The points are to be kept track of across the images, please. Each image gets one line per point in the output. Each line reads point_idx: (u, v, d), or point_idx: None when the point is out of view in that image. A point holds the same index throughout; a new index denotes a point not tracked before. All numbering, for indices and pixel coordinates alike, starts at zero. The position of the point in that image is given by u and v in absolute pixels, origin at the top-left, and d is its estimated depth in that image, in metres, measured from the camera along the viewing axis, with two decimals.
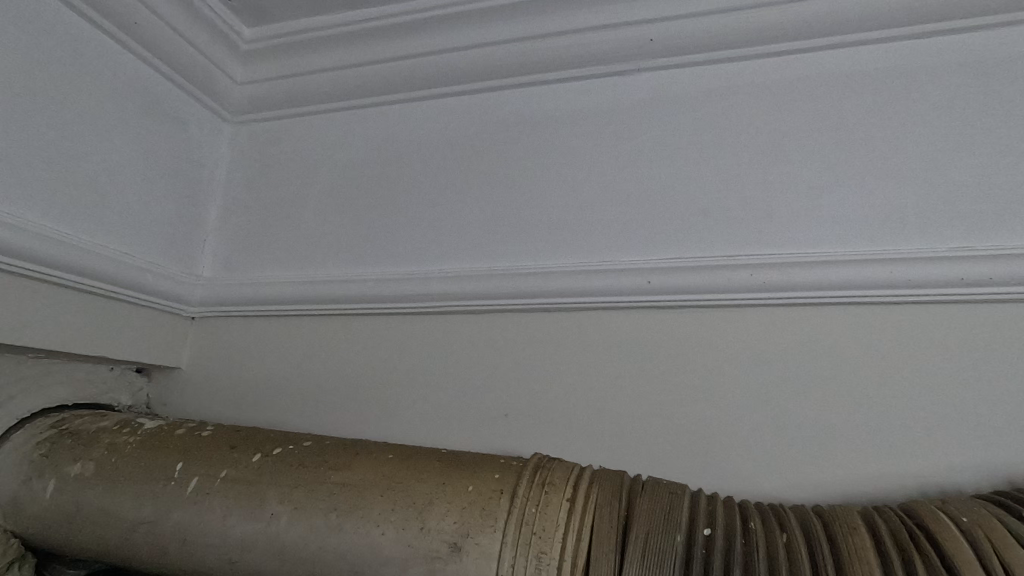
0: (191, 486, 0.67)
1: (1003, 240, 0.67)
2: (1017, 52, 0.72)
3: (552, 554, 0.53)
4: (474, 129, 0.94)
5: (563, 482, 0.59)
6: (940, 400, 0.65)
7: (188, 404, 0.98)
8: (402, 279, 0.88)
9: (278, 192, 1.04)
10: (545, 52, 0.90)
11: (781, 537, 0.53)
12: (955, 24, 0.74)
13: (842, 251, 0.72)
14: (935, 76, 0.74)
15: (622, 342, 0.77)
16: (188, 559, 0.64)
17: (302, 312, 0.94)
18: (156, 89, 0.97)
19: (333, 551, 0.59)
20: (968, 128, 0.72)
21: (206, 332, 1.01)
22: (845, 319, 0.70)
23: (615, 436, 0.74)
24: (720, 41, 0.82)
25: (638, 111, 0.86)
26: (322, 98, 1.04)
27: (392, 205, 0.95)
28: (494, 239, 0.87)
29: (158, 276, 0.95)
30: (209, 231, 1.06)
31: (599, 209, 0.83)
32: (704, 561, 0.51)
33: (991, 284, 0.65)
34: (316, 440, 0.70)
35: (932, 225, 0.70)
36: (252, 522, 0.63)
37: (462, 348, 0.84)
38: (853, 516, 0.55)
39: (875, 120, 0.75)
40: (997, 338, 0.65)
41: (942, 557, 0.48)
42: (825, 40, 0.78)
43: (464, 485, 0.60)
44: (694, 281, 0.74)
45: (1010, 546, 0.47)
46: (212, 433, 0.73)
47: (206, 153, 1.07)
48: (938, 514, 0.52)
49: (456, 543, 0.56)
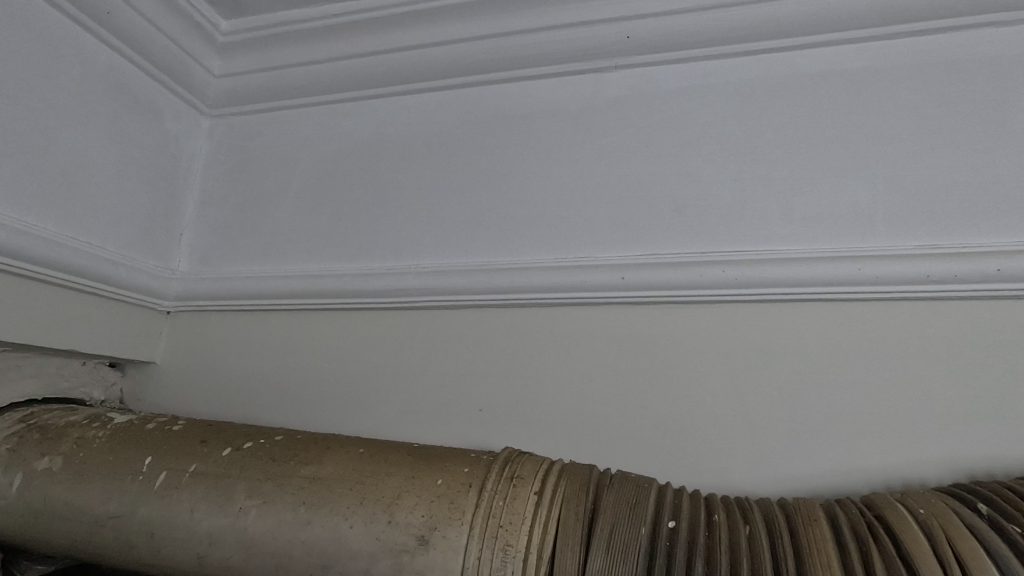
0: (159, 480, 0.66)
1: (968, 238, 0.68)
2: (983, 53, 0.73)
3: (518, 547, 0.54)
4: (452, 124, 0.94)
5: (531, 475, 0.59)
6: (905, 395, 0.66)
7: (162, 398, 0.97)
8: (379, 274, 0.88)
9: (256, 187, 1.03)
10: (522, 48, 0.90)
11: (744, 529, 0.54)
12: (923, 26, 0.75)
13: (813, 248, 0.72)
14: (904, 77, 0.75)
15: (596, 337, 0.77)
16: (156, 554, 0.64)
17: (279, 307, 0.93)
18: (130, 81, 0.96)
19: (301, 545, 0.59)
20: (935, 127, 0.73)
21: (182, 327, 1.00)
22: (814, 315, 0.71)
23: (588, 430, 0.75)
24: (695, 40, 0.83)
25: (615, 109, 0.86)
26: (300, 92, 1.04)
27: (370, 200, 0.94)
28: (471, 234, 0.87)
29: (132, 270, 0.94)
30: (185, 225, 1.05)
31: (575, 205, 0.83)
32: (668, 553, 0.51)
33: (955, 281, 0.66)
34: (288, 435, 0.70)
35: (899, 223, 0.71)
36: (220, 516, 0.62)
37: (438, 343, 0.84)
38: (816, 508, 0.55)
39: (846, 119, 0.76)
40: (960, 334, 0.66)
41: (898, 548, 0.49)
42: (798, 41, 0.79)
43: (433, 479, 0.60)
44: (666, 277, 0.75)
45: (964, 537, 0.48)
46: (183, 428, 0.73)
47: (183, 147, 1.06)
48: (896, 505, 0.53)
49: (423, 537, 0.56)
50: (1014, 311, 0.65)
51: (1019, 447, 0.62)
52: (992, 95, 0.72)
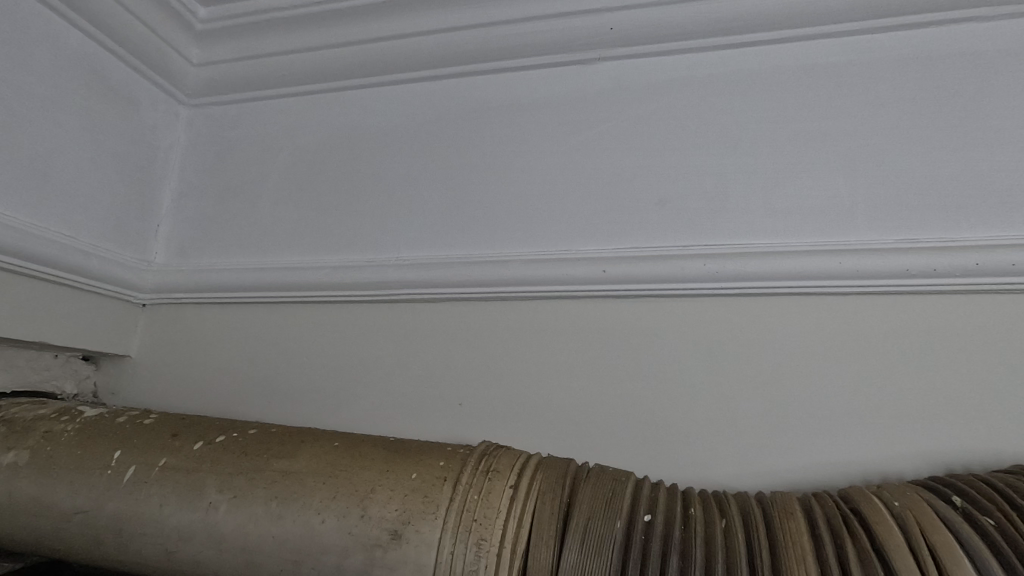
0: (128, 474, 0.64)
1: (948, 232, 0.68)
2: (964, 48, 0.73)
3: (491, 541, 0.53)
4: (434, 115, 0.92)
5: (507, 468, 0.58)
6: (884, 390, 0.66)
7: (137, 391, 0.96)
8: (359, 266, 0.87)
9: (235, 178, 1.02)
10: (505, 39, 0.89)
11: (720, 522, 0.53)
12: (905, 20, 0.75)
13: (795, 241, 0.72)
14: (886, 72, 0.75)
15: (577, 331, 0.77)
16: (124, 550, 0.62)
17: (256, 299, 0.92)
18: (105, 68, 0.93)
19: (272, 540, 0.58)
20: (917, 122, 0.73)
21: (158, 319, 0.98)
22: (795, 310, 0.70)
23: (568, 424, 0.74)
24: (679, 32, 0.82)
25: (599, 101, 0.85)
26: (280, 81, 1.02)
27: (351, 192, 0.93)
28: (453, 227, 0.86)
29: (107, 261, 0.91)
30: (162, 215, 1.03)
31: (557, 198, 0.83)
32: (643, 547, 0.50)
33: (934, 275, 0.66)
34: (262, 429, 0.68)
35: (880, 217, 0.71)
36: (190, 511, 0.61)
37: (418, 336, 0.83)
38: (792, 502, 0.55)
39: (829, 113, 0.76)
40: (938, 329, 0.66)
41: (873, 541, 0.49)
42: (782, 34, 0.79)
43: (408, 472, 0.59)
44: (648, 271, 0.74)
45: (938, 528, 0.48)
46: (154, 422, 0.71)
47: (160, 136, 1.04)
48: (872, 499, 0.53)
49: (396, 531, 0.55)
50: (992, 305, 0.65)
51: (995, 442, 0.62)
52: (972, 91, 0.72)
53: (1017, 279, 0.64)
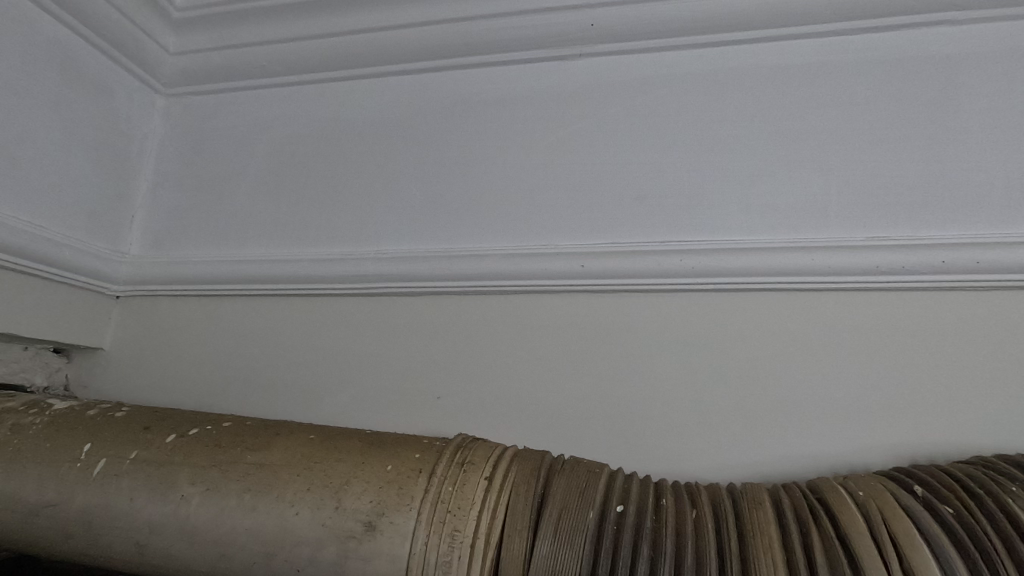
0: (98, 467, 0.63)
1: (917, 230, 0.70)
2: (934, 51, 0.75)
3: (465, 532, 0.53)
4: (415, 109, 0.92)
5: (482, 460, 0.58)
6: (853, 384, 0.68)
7: (109, 385, 0.94)
8: (337, 259, 0.86)
9: (213, 169, 1.00)
10: (486, 33, 0.89)
11: (690, 512, 0.54)
12: (878, 22, 0.76)
13: (770, 238, 0.73)
14: (858, 73, 0.77)
15: (555, 325, 0.77)
16: (94, 543, 0.61)
17: (233, 292, 0.91)
18: (79, 55, 0.92)
19: (244, 532, 0.57)
20: (889, 122, 0.74)
21: (132, 311, 0.96)
22: (770, 305, 0.71)
23: (545, 418, 0.74)
24: (658, 30, 0.83)
25: (579, 96, 0.85)
26: (259, 72, 1.01)
27: (331, 184, 0.92)
28: (433, 220, 0.86)
29: (79, 251, 0.90)
30: (138, 206, 1.02)
31: (538, 192, 0.83)
32: (614, 537, 0.51)
33: (902, 272, 0.68)
34: (236, 422, 0.68)
35: (852, 215, 0.72)
36: (161, 504, 0.60)
37: (398, 330, 0.83)
38: (761, 492, 0.56)
39: (805, 111, 0.77)
40: (905, 324, 0.68)
41: (837, 529, 0.50)
42: (758, 33, 0.80)
43: (383, 464, 0.59)
44: (625, 266, 0.75)
45: (898, 516, 0.49)
46: (125, 414, 0.70)
47: (135, 125, 1.02)
48: (837, 488, 0.54)
49: (370, 522, 0.55)
50: (956, 301, 0.67)
51: (958, 434, 0.64)
52: (942, 93, 0.74)
53: (980, 277, 0.66)
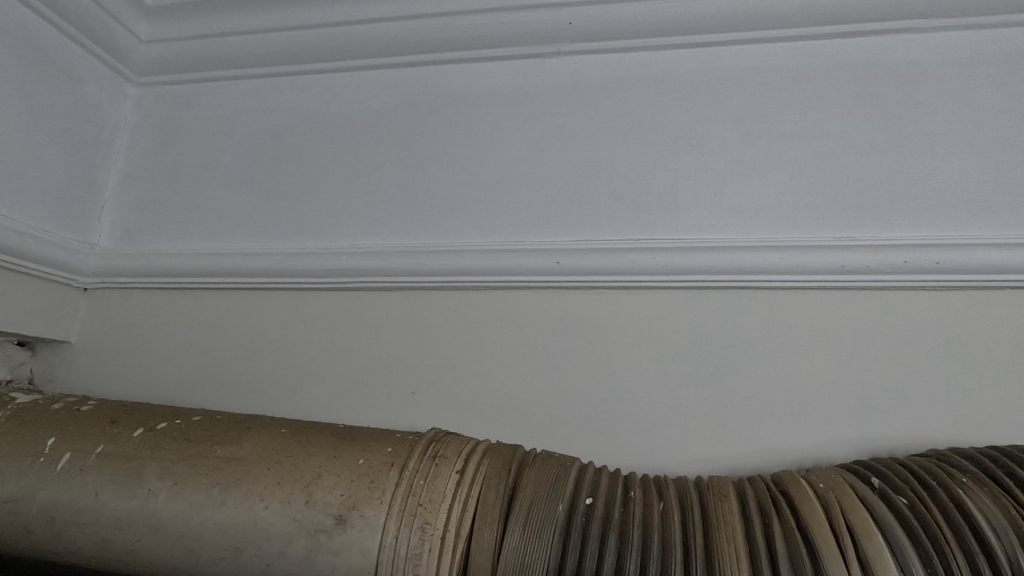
0: (62, 462, 0.62)
1: (881, 231, 0.72)
2: (900, 57, 0.77)
3: (436, 525, 0.53)
4: (393, 103, 0.92)
5: (454, 454, 0.59)
6: (818, 381, 0.69)
7: (76, 379, 0.92)
8: (313, 253, 0.86)
9: (186, 160, 0.99)
10: (465, 29, 0.89)
11: (657, 505, 0.55)
12: (846, 29, 0.79)
13: (740, 237, 0.75)
14: (827, 77, 0.79)
15: (530, 321, 0.78)
16: (57, 539, 0.60)
17: (205, 285, 0.90)
18: (46, 41, 0.90)
19: (213, 527, 0.57)
20: (856, 126, 0.76)
21: (100, 304, 0.94)
22: (740, 303, 0.73)
23: (519, 413, 0.75)
24: (634, 30, 0.84)
25: (557, 94, 0.86)
26: (234, 63, 1.00)
27: (307, 178, 0.91)
28: (410, 215, 0.85)
29: (45, 242, 0.87)
30: (107, 197, 1.00)
31: (515, 189, 0.83)
32: (583, 529, 0.52)
33: (867, 272, 0.70)
34: (206, 416, 0.67)
35: (820, 215, 0.74)
36: (127, 499, 0.59)
37: (374, 325, 0.82)
38: (727, 485, 0.57)
39: (775, 113, 0.79)
40: (869, 323, 0.70)
41: (797, 521, 0.51)
42: (732, 35, 0.81)
43: (354, 458, 0.59)
44: (599, 263, 0.76)
45: (856, 507, 0.51)
46: (92, 408, 0.68)
47: (106, 114, 1.00)
48: (799, 481, 0.56)
49: (341, 516, 0.55)
50: (917, 300, 0.69)
51: (918, 428, 0.66)
52: (907, 97, 0.76)
53: (940, 277, 0.68)
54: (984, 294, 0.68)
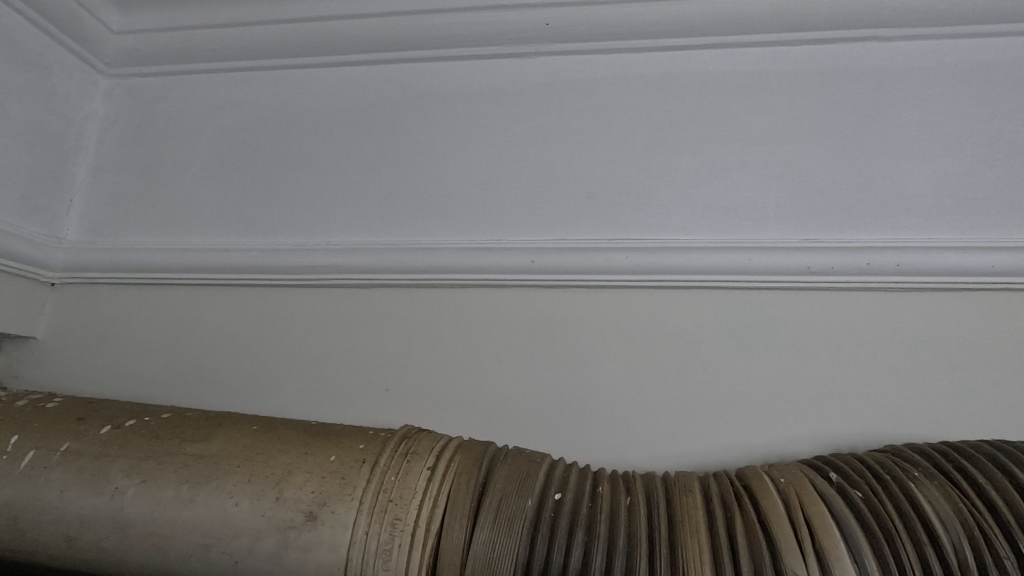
0: (25, 460, 0.61)
1: (847, 234, 0.74)
2: (866, 65, 0.80)
3: (406, 521, 0.54)
4: (369, 100, 0.91)
5: (426, 451, 0.59)
6: (784, 379, 0.71)
7: (42, 376, 0.90)
8: (288, 250, 0.85)
9: (157, 154, 0.97)
10: (443, 26, 0.89)
11: (624, 500, 0.56)
12: (815, 35, 0.81)
13: (712, 238, 0.76)
14: (797, 83, 0.81)
15: (505, 319, 0.78)
16: (21, 538, 0.59)
17: (176, 281, 0.89)
18: (12, 30, 0.88)
19: (182, 525, 0.56)
20: (824, 131, 0.78)
21: (68, 299, 0.93)
22: (710, 303, 0.74)
23: (493, 409, 0.75)
24: (611, 32, 0.85)
25: (533, 94, 0.87)
26: (208, 56, 0.99)
27: (282, 173, 0.91)
28: (386, 212, 0.85)
29: (10, 236, 0.85)
30: (76, 190, 0.98)
31: (491, 187, 0.84)
32: (552, 524, 0.52)
33: (832, 273, 0.72)
34: (176, 413, 0.66)
35: (789, 217, 0.76)
36: (93, 497, 0.58)
37: (348, 322, 0.82)
38: (692, 480, 0.59)
39: (747, 116, 0.80)
40: (833, 323, 0.72)
41: (758, 514, 0.53)
42: (705, 39, 0.83)
43: (326, 455, 0.59)
44: (573, 262, 0.77)
45: (815, 501, 0.52)
46: (59, 405, 0.67)
47: (75, 105, 0.98)
48: (761, 476, 0.58)
49: (311, 512, 0.55)
50: (878, 301, 0.72)
51: (879, 424, 0.68)
52: (873, 104, 0.78)
53: (901, 279, 0.71)
54: (942, 295, 0.71)
